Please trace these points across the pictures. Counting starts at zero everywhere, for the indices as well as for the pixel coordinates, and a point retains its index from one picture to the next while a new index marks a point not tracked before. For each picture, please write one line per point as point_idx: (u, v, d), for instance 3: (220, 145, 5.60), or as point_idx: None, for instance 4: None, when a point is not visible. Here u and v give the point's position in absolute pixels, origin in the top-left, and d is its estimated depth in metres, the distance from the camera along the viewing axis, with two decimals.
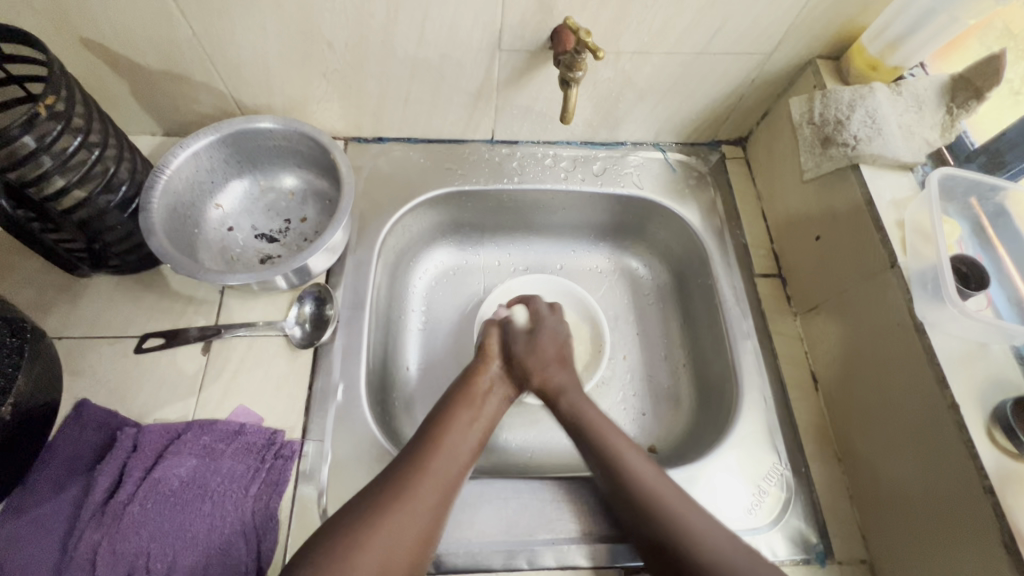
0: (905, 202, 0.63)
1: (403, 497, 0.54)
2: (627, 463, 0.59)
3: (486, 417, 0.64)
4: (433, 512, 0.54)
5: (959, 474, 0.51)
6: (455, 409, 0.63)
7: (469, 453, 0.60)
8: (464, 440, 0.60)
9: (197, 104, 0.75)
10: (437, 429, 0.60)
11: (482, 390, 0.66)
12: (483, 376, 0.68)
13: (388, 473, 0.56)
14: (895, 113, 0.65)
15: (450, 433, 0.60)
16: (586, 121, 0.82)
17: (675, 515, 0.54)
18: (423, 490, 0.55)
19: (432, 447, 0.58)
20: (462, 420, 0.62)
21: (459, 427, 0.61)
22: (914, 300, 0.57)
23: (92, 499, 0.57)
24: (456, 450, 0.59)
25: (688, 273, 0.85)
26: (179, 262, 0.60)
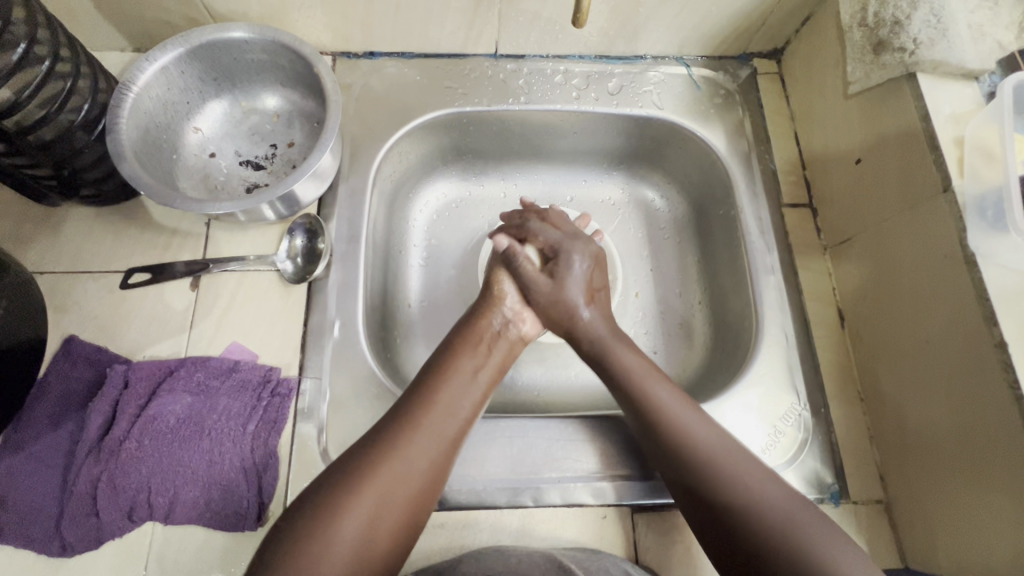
0: (966, 116, 0.55)
1: (408, 431, 0.50)
2: (673, 414, 0.54)
3: (493, 357, 0.59)
4: (439, 456, 0.50)
5: (998, 415, 0.48)
6: (457, 350, 0.57)
7: (476, 397, 0.55)
8: (470, 383, 0.55)
9: (164, 13, 0.67)
10: (442, 365, 0.56)
11: (490, 329, 0.61)
12: (491, 313, 0.62)
13: (395, 405, 0.53)
14: (965, 10, 0.56)
15: (455, 372, 0.55)
16: (602, 29, 0.73)
17: (714, 467, 0.50)
18: (430, 426, 0.51)
19: (439, 384, 0.54)
20: (465, 362, 0.56)
21: (464, 367, 0.56)
22: (967, 227, 0.51)
23: (87, 435, 0.55)
24: (461, 395, 0.54)
25: (709, 203, 0.78)
26: (153, 189, 0.56)
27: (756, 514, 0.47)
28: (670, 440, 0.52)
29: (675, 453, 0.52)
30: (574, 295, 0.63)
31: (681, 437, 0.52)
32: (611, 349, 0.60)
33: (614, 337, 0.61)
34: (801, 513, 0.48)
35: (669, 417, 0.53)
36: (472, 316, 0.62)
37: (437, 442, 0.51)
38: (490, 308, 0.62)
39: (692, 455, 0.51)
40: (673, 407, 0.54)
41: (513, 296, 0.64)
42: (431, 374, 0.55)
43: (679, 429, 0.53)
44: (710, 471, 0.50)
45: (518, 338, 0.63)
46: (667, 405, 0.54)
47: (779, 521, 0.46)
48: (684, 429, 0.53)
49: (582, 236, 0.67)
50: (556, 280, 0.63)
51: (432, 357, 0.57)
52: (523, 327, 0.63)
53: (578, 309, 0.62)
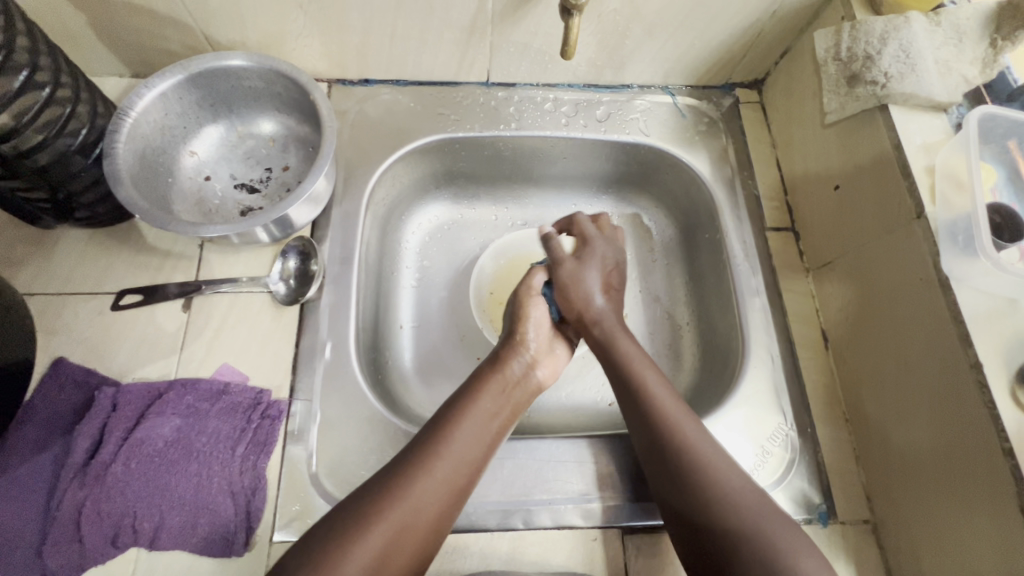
0: (936, 145, 0.58)
1: (420, 475, 0.50)
2: (676, 426, 0.55)
3: (511, 408, 0.59)
4: (449, 499, 0.51)
5: (977, 435, 0.49)
6: (478, 397, 0.57)
7: (490, 445, 0.55)
8: (484, 432, 0.55)
9: (164, 40, 0.69)
10: (460, 409, 0.56)
11: (513, 376, 0.61)
12: (514, 358, 0.62)
13: (409, 449, 0.52)
14: (932, 46, 0.59)
15: (473, 418, 0.55)
16: (590, 60, 0.75)
17: (723, 487, 0.50)
18: (442, 474, 0.51)
19: (453, 429, 0.54)
20: (484, 411, 0.56)
21: (482, 417, 0.56)
22: (941, 252, 0.53)
23: (73, 459, 0.55)
24: (475, 442, 0.54)
25: (696, 226, 0.80)
26: (148, 211, 0.56)
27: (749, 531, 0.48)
28: (683, 450, 0.53)
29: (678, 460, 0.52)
30: (592, 283, 0.66)
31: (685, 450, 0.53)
32: (616, 339, 0.62)
33: (620, 327, 0.64)
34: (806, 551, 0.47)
35: (678, 431, 0.54)
36: (494, 360, 0.62)
37: (450, 484, 0.51)
38: (514, 352, 0.63)
39: (701, 476, 0.51)
40: (692, 438, 0.54)
41: (534, 344, 0.65)
42: (447, 419, 0.55)
43: (688, 445, 0.53)
44: (702, 471, 0.51)
45: (535, 384, 0.63)
46: (682, 421, 0.55)
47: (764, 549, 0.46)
48: (694, 445, 0.53)
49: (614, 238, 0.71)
50: (580, 261, 0.67)
51: (451, 402, 0.57)
52: (540, 373, 0.64)
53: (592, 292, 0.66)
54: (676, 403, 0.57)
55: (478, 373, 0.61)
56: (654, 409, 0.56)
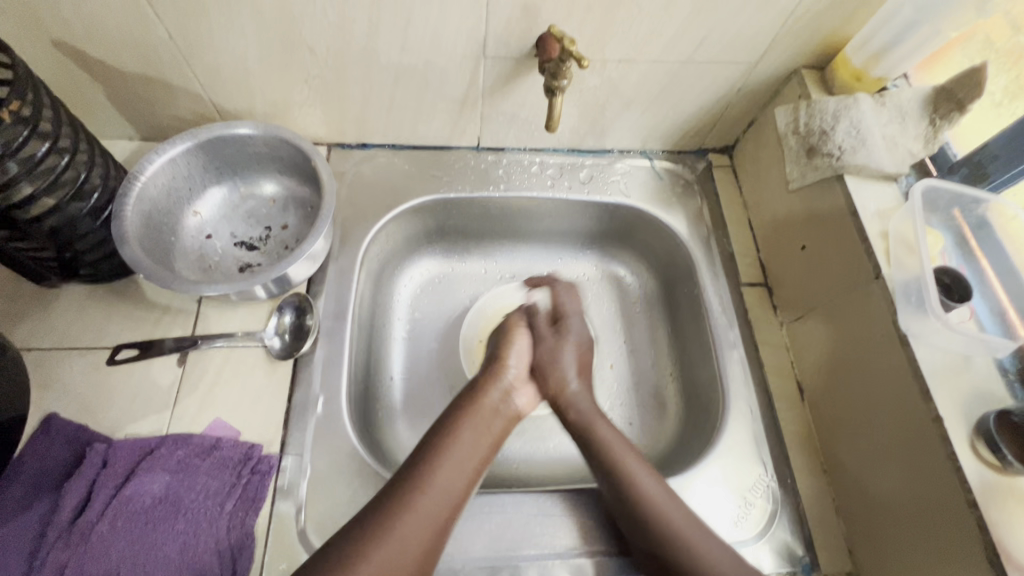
0: (889, 212, 0.63)
1: (405, 504, 0.52)
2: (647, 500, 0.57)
3: (490, 435, 0.61)
4: (436, 529, 0.52)
5: (943, 486, 0.51)
6: (457, 428, 0.59)
7: (472, 474, 0.57)
8: (464, 460, 0.57)
9: (175, 108, 0.73)
10: (440, 440, 0.58)
11: (490, 405, 0.63)
12: (490, 387, 0.64)
13: (392, 482, 0.54)
14: (879, 124, 0.65)
15: (454, 448, 0.57)
16: (573, 128, 0.81)
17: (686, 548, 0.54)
18: (425, 502, 0.53)
19: (434, 458, 0.56)
20: (465, 439, 0.59)
21: (462, 446, 0.58)
22: (897, 310, 0.57)
23: (59, 518, 0.54)
24: (457, 472, 0.56)
25: (676, 281, 0.84)
26: (152, 270, 0.59)
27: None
28: (649, 512, 0.56)
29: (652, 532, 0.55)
30: (566, 361, 0.68)
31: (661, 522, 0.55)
32: (593, 423, 0.64)
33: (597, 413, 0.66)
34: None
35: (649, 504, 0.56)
36: (473, 390, 0.64)
37: (434, 514, 0.52)
38: (491, 381, 0.65)
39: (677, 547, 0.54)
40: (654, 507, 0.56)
41: (513, 371, 0.67)
42: (429, 451, 0.57)
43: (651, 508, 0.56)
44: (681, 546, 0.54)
45: (513, 412, 0.65)
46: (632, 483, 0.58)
47: None
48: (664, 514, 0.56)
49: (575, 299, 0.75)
50: (558, 334, 0.71)
51: (430, 437, 0.59)
52: (518, 401, 0.66)
53: (567, 376, 0.68)
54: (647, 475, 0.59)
55: (457, 405, 0.63)
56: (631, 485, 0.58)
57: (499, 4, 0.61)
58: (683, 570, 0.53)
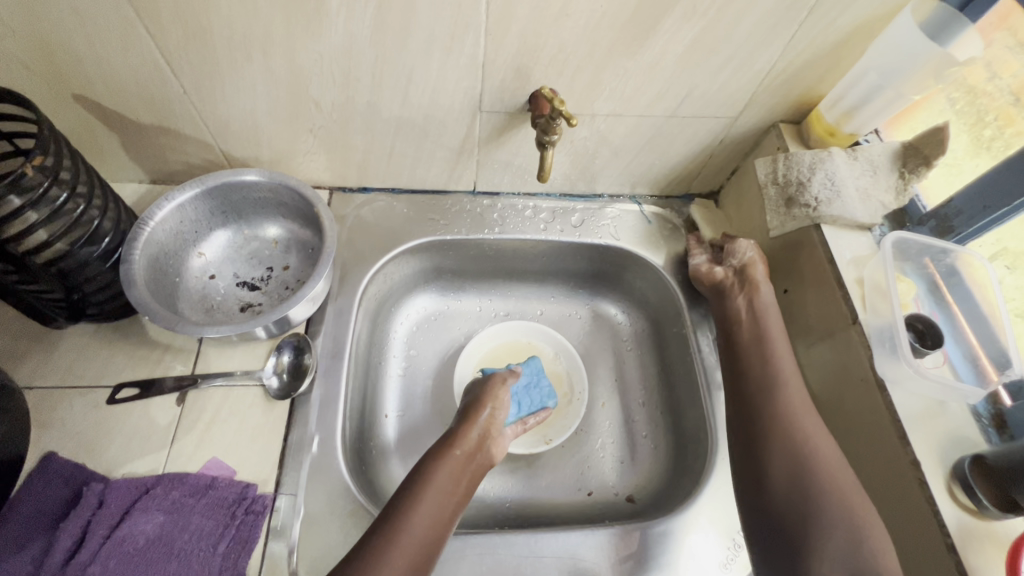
0: (864, 259, 0.66)
1: (382, 555, 0.52)
2: (791, 414, 0.61)
3: (465, 481, 0.61)
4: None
5: (922, 531, 0.52)
6: (435, 472, 0.60)
7: (446, 523, 0.57)
8: (440, 507, 0.57)
9: (185, 155, 0.77)
10: (419, 485, 0.58)
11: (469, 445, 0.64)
12: (469, 429, 0.65)
13: (370, 533, 0.54)
14: (852, 177, 0.69)
15: (431, 495, 0.58)
16: (565, 174, 0.85)
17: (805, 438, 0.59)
18: (402, 553, 0.52)
19: (411, 505, 0.56)
20: (441, 484, 0.59)
21: (439, 492, 0.58)
22: (874, 355, 0.60)
23: (52, 559, 0.55)
24: (436, 513, 0.57)
25: (665, 321, 0.87)
26: (158, 313, 0.61)
27: (806, 460, 0.57)
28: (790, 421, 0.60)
29: (783, 431, 0.60)
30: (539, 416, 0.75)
31: (783, 422, 0.60)
32: (767, 326, 0.69)
33: (773, 314, 0.70)
34: (854, 499, 0.54)
35: (786, 405, 0.62)
36: (452, 434, 0.65)
37: (415, 551, 0.53)
38: (471, 424, 0.66)
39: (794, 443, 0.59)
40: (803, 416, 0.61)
41: (490, 419, 0.68)
42: (407, 497, 0.57)
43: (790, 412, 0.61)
44: (798, 444, 0.58)
45: (489, 457, 0.66)
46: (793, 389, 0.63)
47: (832, 505, 0.54)
48: (795, 420, 0.60)
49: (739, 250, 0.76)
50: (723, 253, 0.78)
51: (409, 478, 0.60)
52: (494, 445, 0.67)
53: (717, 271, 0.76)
54: (796, 384, 0.63)
55: (434, 448, 0.64)
56: (771, 393, 0.63)
57: (494, 66, 0.65)
58: (782, 442, 0.59)
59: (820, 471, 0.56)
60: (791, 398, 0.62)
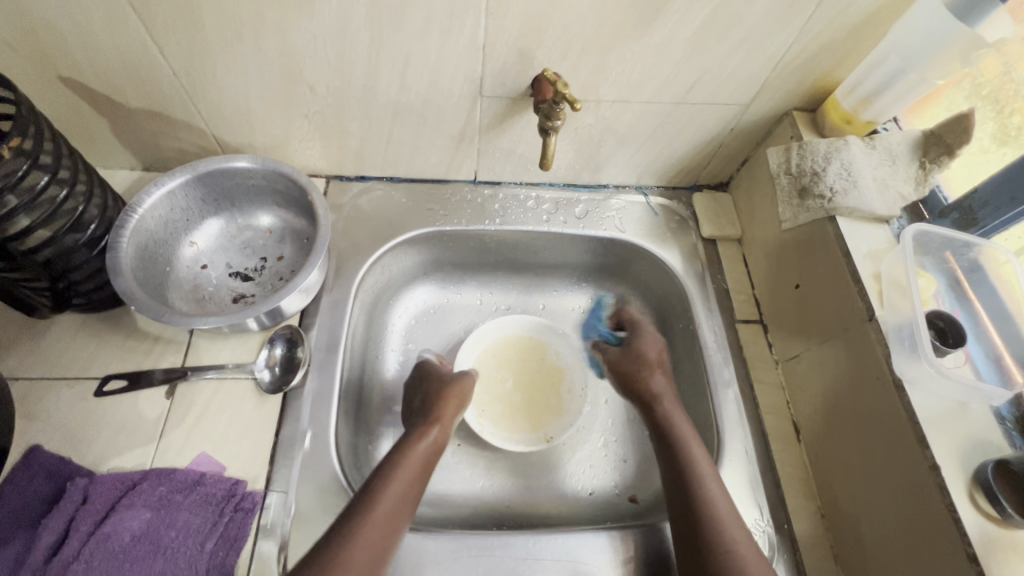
0: (881, 253, 0.64)
1: (350, 541, 0.51)
2: (695, 469, 0.59)
3: (427, 473, 0.61)
4: (370, 571, 0.51)
5: (942, 539, 0.50)
6: (401, 462, 0.60)
7: (409, 513, 0.57)
8: (406, 495, 0.57)
9: (176, 141, 0.74)
10: (380, 478, 0.57)
11: (433, 440, 0.64)
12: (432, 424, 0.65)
13: (338, 520, 0.53)
14: (870, 166, 0.66)
15: (393, 487, 0.57)
16: (569, 164, 0.82)
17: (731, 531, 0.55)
18: (369, 539, 0.52)
19: (378, 492, 0.56)
20: (406, 473, 0.59)
21: (401, 485, 0.57)
22: (892, 354, 0.57)
23: (34, 556, 0.53)
24: (399, 503, 0.56)
25: (671, 316, 0.84)
26: (144, 303, 0.59)
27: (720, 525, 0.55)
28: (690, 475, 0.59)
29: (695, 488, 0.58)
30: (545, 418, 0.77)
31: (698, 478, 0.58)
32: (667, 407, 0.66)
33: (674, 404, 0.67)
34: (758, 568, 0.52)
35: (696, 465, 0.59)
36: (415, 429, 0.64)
37: (379, 541, 0.52)
38: (435, 416, 0.66)
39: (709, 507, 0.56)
40: (724, 508, 0.56)
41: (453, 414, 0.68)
42: (373, 484, 0.57)
43: (708, 497, 0.57)
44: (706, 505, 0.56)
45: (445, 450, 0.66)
46: (706, 471, 0.59)
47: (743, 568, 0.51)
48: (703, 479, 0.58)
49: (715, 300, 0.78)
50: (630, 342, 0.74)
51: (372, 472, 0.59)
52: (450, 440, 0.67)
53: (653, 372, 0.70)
54: (695, 444, 0.62)
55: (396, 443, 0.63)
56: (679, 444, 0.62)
57: (496, 48, 0.62)
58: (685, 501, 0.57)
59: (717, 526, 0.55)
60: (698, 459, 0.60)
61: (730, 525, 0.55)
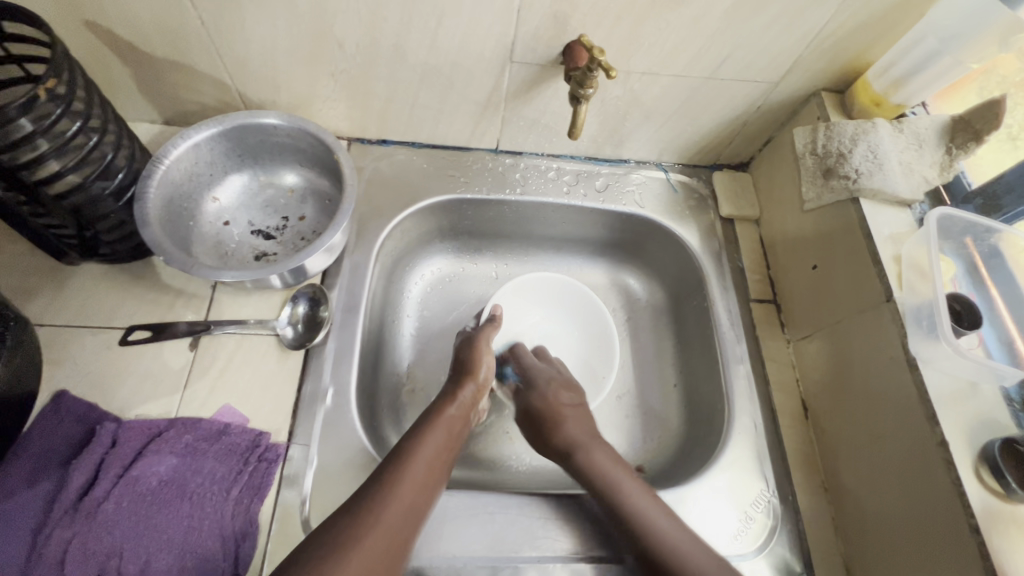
0: (902, 237, 0.64)
1: (383, 501, 0.52)
2: (627, 496, 0.59)
3: (458, 439, 0.63)
4: (412, 521, 0.53)
5: (944, 510, 0.52)
6: (433, 425, 0.61)
7: (445, 471, 0.59)
8: (437, 458, 0.59)
9: (199, 94, 0.74)
10: (416, 437, 0.59)
11: (467, 400, 0.66)
12: (464, 387, 0.67)
13: (372, 480, 0.55)
14: (896, 149, 0.66)
15: (429, 445, 0.59)
16: (592, 136, 0.82)
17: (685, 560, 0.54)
18: (405, 494, 0.53)
19: (412, 453, 0.57)
20: (438, 436, 0.60)
21: (437, 443, 0.60)
22: (908, 336, 0.58)
23: (66, 495, 0.55)
24: (432, 463, 0.58)
25: (685, 294, 0.85)
26: (172, 253, 0.59)
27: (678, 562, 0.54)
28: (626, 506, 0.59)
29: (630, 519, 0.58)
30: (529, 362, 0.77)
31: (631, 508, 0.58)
32: (579, 442, 0.66)
33: (585, 433, 0.67)
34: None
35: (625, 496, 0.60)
36: (446, 393, 0.66)
37: (418, 494, 0.54)
38: (462, 386, 0.67)
39: (654, 534, 0.56)
40: (674, 533, 0.56)
41: (485, 373, 0.69)
42: (406, 445, 0.59)
43: (653, 526, 0.57)
44: (650, 533, 0.56)
45: (472, 422, 0.67)
46: (642, 504, 0.59)
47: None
48: (636, 506, 0.59)
49: (721, 260, 0.81)
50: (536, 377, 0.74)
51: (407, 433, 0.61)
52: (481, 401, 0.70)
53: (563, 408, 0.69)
54: (619, 472, 0.62)
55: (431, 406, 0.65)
56: (603, 479, 0.62)
57: (531, 11, 0.61)
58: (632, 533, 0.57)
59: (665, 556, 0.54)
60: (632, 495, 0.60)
61: (682, 545, 0.55)
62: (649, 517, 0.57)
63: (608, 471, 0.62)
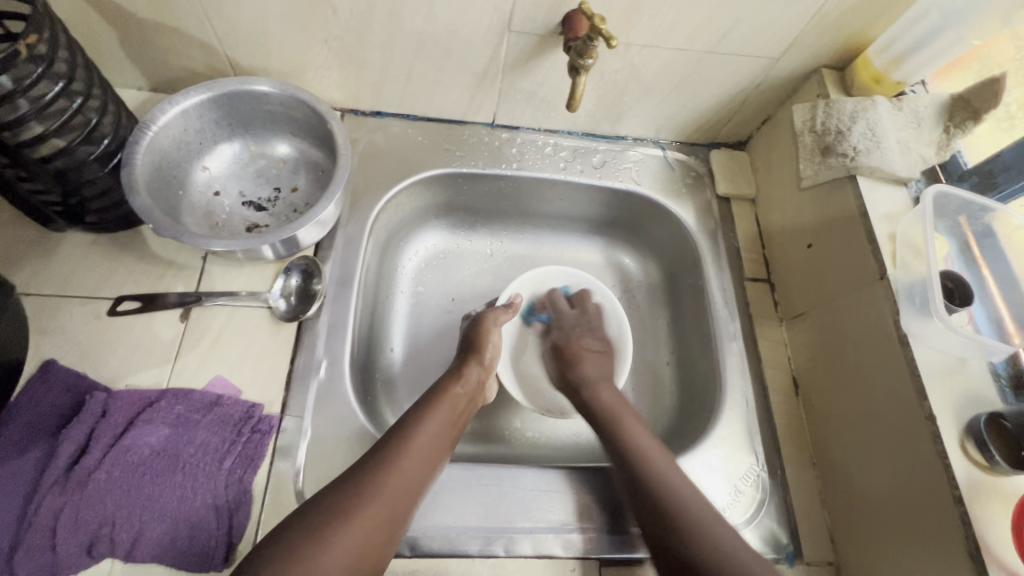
0: (898, 216, 0.64)
1: (384, 474, 0.52)
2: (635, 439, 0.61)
3: (463, 418, 0.63)
4: (413, 495, 0.53)
5: (930, 483, 0.53)
6: (438, 403, 0.61)
7: (448, 450, 0.59)
8: (441, 436, 0.58)
9: (187, 60, 0.72)
10: (420, 414, 0.59)
11: (473, 378, 0.66)
12: (470, 366, 0.67)
13: (375, 453, 0.55)
14: (895, 128, 0.66)
15: (432, 423, 0.59)
16: (589, 111, 0.81)
17: (674, 494, 0.55)
18: (407, 469, 0.53)
19: (415, 430, 0.57)
20: (440, 415, 0.60)
21: (440, 421, 0.59)
22: (901, 313, 0.58)
23: (55, 465, 0.54)
24: (435, 440, 0.57)
25: (680, 273, 0.85)
26: (160, 221, 0.58)
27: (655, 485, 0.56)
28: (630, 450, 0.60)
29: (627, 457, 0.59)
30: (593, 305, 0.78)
31: (636, 448, 0.60)
32: (594, 384, 0.68)
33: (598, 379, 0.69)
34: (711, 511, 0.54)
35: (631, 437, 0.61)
36: (453, 371, 0.66)
37: (419, 469, 0.54)
38: (467, 367, 0.67)
39: (649, 469, 0.57)
40: (661, 463, 0.58)
41: (491, 355, 0.69)
42: (410, 421, 0.58)
43: (665, 477, 0.57)
44: (645, 468, 0.58)
45: (478, 402, 0.67)
46: (648, 448, 0.60)
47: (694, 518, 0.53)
48: (639, 445, 0.60)
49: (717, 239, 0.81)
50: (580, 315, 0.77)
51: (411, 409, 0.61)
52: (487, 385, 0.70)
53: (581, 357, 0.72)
54: (629, 415, 0.65)
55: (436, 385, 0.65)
56: (607, 414, 0.65)
57: None
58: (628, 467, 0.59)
59: (651, 480, 0.56)
60: (640, 440, 0.61)
61: (666, 476, 0.57)
62: (644, 453, 0.59)
63: (623, 414, 0.64)
